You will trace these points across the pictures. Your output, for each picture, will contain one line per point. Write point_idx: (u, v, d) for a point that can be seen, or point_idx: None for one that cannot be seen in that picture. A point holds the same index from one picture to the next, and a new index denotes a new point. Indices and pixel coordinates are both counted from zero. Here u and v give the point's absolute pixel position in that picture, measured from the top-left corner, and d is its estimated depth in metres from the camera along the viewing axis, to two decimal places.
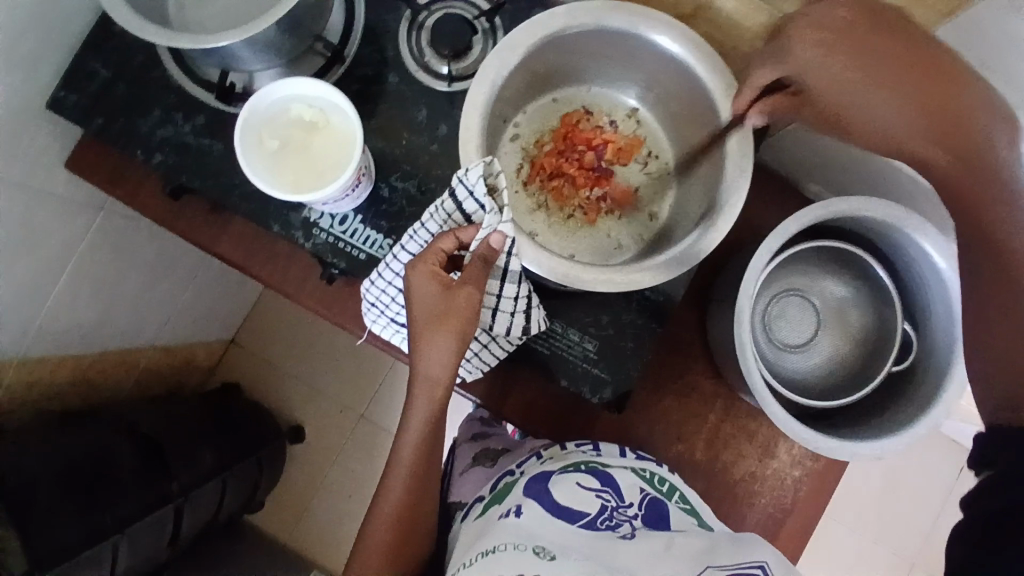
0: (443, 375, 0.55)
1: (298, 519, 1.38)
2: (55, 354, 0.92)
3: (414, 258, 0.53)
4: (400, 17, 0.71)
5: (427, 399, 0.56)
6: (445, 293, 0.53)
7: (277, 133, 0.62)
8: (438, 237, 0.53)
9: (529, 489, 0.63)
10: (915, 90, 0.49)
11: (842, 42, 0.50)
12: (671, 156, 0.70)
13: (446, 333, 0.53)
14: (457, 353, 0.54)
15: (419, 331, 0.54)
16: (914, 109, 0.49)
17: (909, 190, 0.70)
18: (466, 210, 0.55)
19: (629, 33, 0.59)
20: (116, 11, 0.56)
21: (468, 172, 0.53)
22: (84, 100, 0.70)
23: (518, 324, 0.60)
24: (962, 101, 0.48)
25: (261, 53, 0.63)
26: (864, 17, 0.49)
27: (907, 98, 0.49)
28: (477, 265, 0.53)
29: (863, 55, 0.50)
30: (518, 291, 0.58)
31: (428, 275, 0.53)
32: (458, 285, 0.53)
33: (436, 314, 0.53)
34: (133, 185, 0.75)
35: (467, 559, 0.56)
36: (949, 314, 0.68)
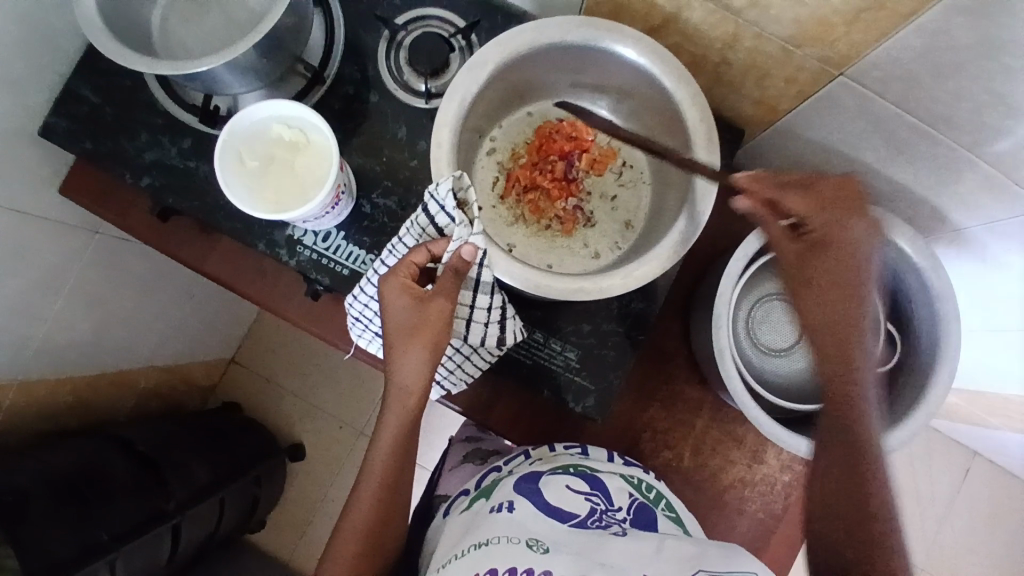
0: (416, 382, 0.57)
1: (298, 535, 1.38)
2: (52, 375, 0.94)
3: (387, 271, 0.55)
4: (379, 38, 0.72)
5: (399, 406, 0.58)
6: (417, 305, 0.54)
7: (257, 152, 0.64)
8: (410, 251, 0.55)
9: (520, 486, 0.63)
10: (840, 285, 0.55)
11: (839, 208, 0.55)
12: (646, 165, 0.71)
13: (420, 343, 0.55)
14: (432, 362, 0.55)
15: (394, 340, 0.56)
16: (830, 305, 0.55)
17: (888, 194, 0.71)
18: (438, 223, 0.57)
19: (597, 47, 0.61)
20: (95, 38, 0.58)
21: (438, 186, 0.55)
22: (72, 125, 0.72)
23: (492, 334, 0.62)
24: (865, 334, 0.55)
25: (242, 77, 0.64)
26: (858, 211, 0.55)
27: (829, 286, 0.55)
28: (449, 276, 0.54)
29: (847, 235, 0.55)
30: (491, 302, 0.60)
31: (400, 288, 0.54)
32: (430, 297, 0.54)
33: (409, 324, 0.55)
34: (121, 207, 0.76)
35: (458, 551, 0.58)
36: (932, 316, 0.68)
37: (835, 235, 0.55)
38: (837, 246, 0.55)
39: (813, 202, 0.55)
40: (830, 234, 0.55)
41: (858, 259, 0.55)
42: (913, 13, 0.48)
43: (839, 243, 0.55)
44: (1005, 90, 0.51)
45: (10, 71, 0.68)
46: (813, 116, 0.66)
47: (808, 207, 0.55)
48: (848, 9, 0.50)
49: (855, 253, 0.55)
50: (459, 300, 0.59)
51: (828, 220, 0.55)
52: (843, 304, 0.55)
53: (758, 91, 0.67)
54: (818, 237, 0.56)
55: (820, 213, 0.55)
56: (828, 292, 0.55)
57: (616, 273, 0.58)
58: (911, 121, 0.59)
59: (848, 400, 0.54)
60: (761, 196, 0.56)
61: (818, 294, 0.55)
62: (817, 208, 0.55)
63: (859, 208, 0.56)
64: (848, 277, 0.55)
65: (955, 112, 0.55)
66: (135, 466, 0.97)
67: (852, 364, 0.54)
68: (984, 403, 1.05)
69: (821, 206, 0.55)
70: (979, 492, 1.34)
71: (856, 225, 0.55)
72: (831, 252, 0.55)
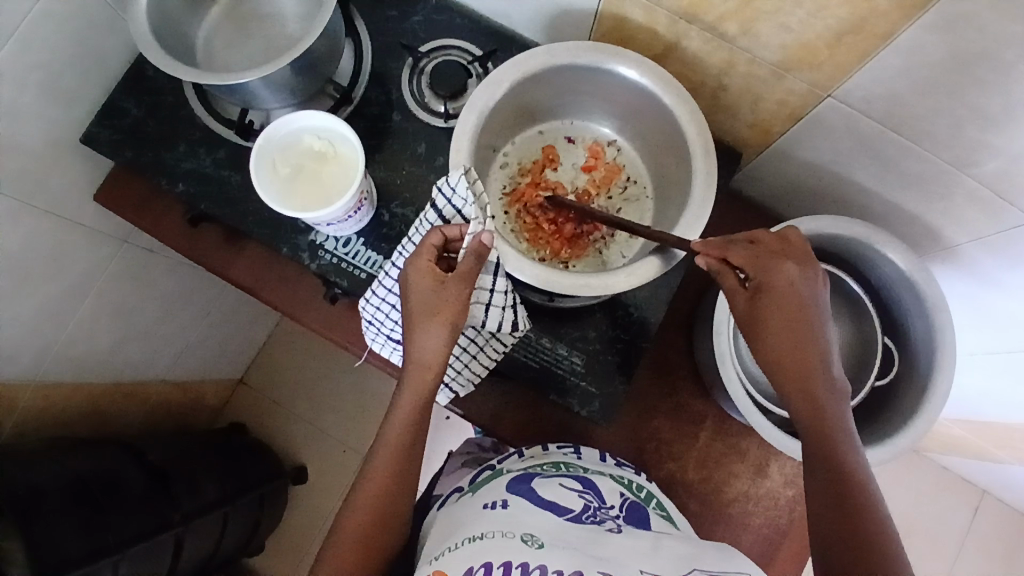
0: (432, 359, 0.59)
1: (296, 561, 1.36)
2: (70, 380, 0.96)
3: (410, 255, 0.60)
4: (404, 64, 0.79)
5: (415, 382, 0.60)
6: (438, 287, 0.58)
7: (290, 160, 0.69)
8: (428, 234, 0.60)
9: (514, 485, 0.64)
10: (793, 332, 0.58)
11: (777, 259, 0.59)
12: (648, 180, 0.77)
13: (439, 322, 0.58)
14: (451, 340, 0.59)
15: (415, 318, 0.59)
16: (788, 355, 0.59)
17: (880, 212, 0.75)
18: (445, 215, 0.64)
19: (605, 69, 0.66)
20: (148, 50, 0.64)
21: (450, 176, 0.62)
22: (116, 135, 0.78)
23: (507, 319, 0.66)
24: (823, 372, 0.59)
25: (277, 93, 0.70)
26: (792, 257, 0.60)
27: (785, 336, 0.58)
28: (469, 260, 0.58)
29: (785, 280, 0.58)
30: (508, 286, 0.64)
31: (424, 270, 0.59)
32: (450, 280, 0.58)
33: (428, 303, 0.58)
34: (156, 214, 0.81)
35: (451, 544, 0.57)
36: (928, 330, 0.70)
37: (775, 281, 0.59)
38: (781, 299, 0.58)
39: (757, 257, 0.59)
40: (772, 286, 0.59)
41: (803, 303, 0.58)
42: (892, 33, 0.53)
43: (782, 290, 0.58)
44: (977, 104, 0.55)
45: (66, 84, 0.74)
46: (807, 137, 0.70)
47: (750, 263, 0.59)
48: (831, 31, 0.56)
49: (799, 297, 0.58)
50: (479, 285, 0.63)
51: (772, 273, 0.59)
52: (797, 351, 0.59)
53: (752, 114, 0.72)
54: (761, 289, 0.59)
55: (761, 267, 0.59)
56: (781, 340, 0.59)
57: (619, 274, 0.62)
58: (896, 140, 0.63)
59: (821, 434, 0.58)
60: (713, 258, 0.60)
61: (775, 346, 0.59)
62: (759, 262, 0.59)
63: (795, 256, 0.60)
64: (795, 322, 0.58)
65: (936, 129, 0.60)
66: (149, 478, 0.98)
67: (822, 409, 0.59)
68: (990, 435, 1.05)
69: (762, 260, 0.59)
70: (988, 534, 1.32)
71: (795, 272, 0.59)
72: (775, 302, 0.58)
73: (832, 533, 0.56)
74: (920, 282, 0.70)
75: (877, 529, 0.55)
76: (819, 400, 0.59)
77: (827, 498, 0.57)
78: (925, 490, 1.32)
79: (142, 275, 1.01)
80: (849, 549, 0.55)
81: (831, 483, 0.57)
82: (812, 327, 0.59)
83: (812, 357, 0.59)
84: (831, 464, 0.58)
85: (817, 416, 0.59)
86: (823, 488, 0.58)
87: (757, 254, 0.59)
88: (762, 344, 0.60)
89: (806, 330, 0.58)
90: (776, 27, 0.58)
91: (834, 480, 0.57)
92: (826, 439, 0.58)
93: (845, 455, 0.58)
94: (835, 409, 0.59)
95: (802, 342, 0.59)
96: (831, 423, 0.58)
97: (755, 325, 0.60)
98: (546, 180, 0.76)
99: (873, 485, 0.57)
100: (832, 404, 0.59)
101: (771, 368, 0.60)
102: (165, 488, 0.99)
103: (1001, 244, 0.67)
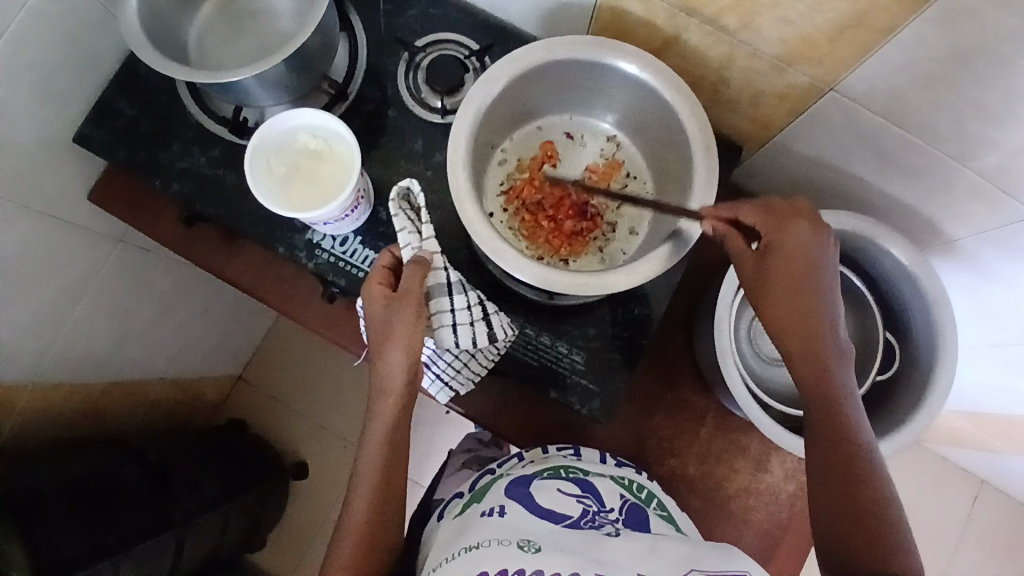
0: (397, 380, 0.61)
1: (298, 557, 1.37)
2: (69, 381, 0.96)
3: (364, 286, 0.63)
4: (400, 59, 0.77)
5: (385, 406, 0.62)
6: (389, 306, 0.61)
7: (285, 158, 0.68)
8: (375, 261, 0.63)
9: (511, 490, 0.64)
10: (801, 297, 0.58)
11: (787, 222, 0.59)
12: (648, 176, 0.76)
13: (394, 344, 0.60)
14: (411, 359, 0.61)
15: (376, 344, 0.62)
16: (793, 317, 0.58)
17: (881, 206, 0.74)
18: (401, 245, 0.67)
19: (604, 65, 0.65)
20: (139, 49, 0.63)
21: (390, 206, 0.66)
22: (108, 135, 0.77)
23: (479, 331, 0.66)
24: (827, 339, 0.58)
25: (271, 91, 0.69)
26: (804, 219, 0.59)
27: (791, 301, 0.58)
28: (415, 277, 0.61)
29: (794, 243, 0.58)
30: (469, 300, 0.66)
31: (375, 293, 0.61)
32: (398, 298, 0.60)
33: (383, 324, 0.61)
34: (151, 214, 0.80)
35: (450, 553, 0.57)
36: (929, 325, 0.70)
37: (783, 244, 0.58)
38: (790, 262, 0.58)
39: (766, 219, 0.59)
40: (779, 250, 0.58)
41: (812, 268, 0.58)
42: (893, 29, 0.53)
43: (791, 254, 0.58)
44: (978, 99, 0.55)
45: (58, 83, 0.73)
46: (807, 131, 0.70)
47: (760, 226, 0.59)
48: (831, 25, 0.55)
49: (808, 261, 0.58)
50: (439, 307, 0.64)
51: (782, 236, 0.58)
52: (804, 315, 0.58)
53: (753, 108, 0.71)
54: (769, 252, 0.59)
55: (769, 231, 0.59)
56: (786, 304, 0.58)
57: (619, 271, 0.61)
58: (898, 133, 0.62)
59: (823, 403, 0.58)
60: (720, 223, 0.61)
61: (782, 310, 0.58)
62: (769, 224, 0.59)
63: (809, 218, 0.59)
64: (803, 287, 0.58)
65: (938, 123, 0.59)
66: (148, 477, 0.98)
67: (825, 375, 0.58)
68: (990, 427, 1.05)
69: (773, 222, 0.59)
70: (988, 524, 1.33)
71: (803, 236, 0.58)
72: (783, 266, 0.58)
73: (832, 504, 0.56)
74: (923, 278, 0.69)
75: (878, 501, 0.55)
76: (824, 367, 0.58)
77: (827, 470, 0.57)
78: (929, 479, 1.33)
79: (139, 274, 1.00)
80: (846, 521, 0.55)
81: (834, 455, 0.57)
82: (820, 291, 0.58)
83: (818, 324, 0.58)
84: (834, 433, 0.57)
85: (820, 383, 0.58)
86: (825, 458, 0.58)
87: (767, 217, 0.59)
88: (767, 306, 0.59)
89: (817, 294, 0.58)
90: (776, 22, 0.57)
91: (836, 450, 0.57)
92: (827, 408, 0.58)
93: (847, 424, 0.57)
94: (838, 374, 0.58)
95: (810, 307, 0.58)
96: (834, 391, 0.58)
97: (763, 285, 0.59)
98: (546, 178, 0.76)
99: (874, 459, 0.57)
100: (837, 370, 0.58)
101: (774, 332, 0.59)
102: (165, 486, 0.99)
103: (1002, 239, 0.67)
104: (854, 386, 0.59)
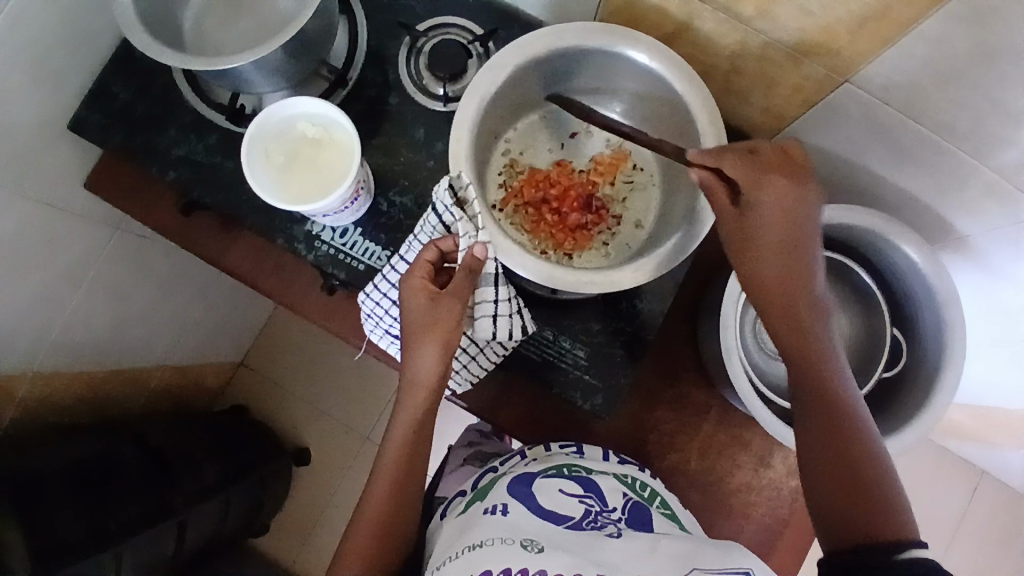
0: (427, 381, 0.60)
1: (300, 541, 1.38)
2: (68, 369, 0.95)
3: (405, 273, 0.59)
4: (401, 44, 0.75)
5: (411, 401, 0.61)
6: (432, 304, 0.58)
7: (283, 147, 0.67)
8: (422, 251, 0.59)
9: (514, 488, 0.64)
10: (787, 251, 0.58)
11: (768, 171, 0.58)
12: (655, 168, 0.74)
13: (433, 341, 0.58)
14: (445, 357, 0.59)
15: (411, 336, 0.59)
16: (775, 266, 0.58)
17: (894, 202, 0.72)
18: (446, 221, 0.61)
19: (613, 53, 0.63)
20: (133, 34, 0.61)
21: (440, 187, 0.59)
22: (104, 120, 0.75)
23: (516, 326, 0.64)
24: (806, 291, 0.58)
25: (270, 76, 0.67)
26: (784, 172, 0.58)
27: (777, 254, 0.58)
28: (463, 275, 0.58)
29: (773, 193, 0.58)
30: (509, 294, 0.63)
31: (418, 287, 0.59)
32: (443, 297, 0.58)
33: (424, 321, 0.58)
34: (148, 201, 0.79)
35: (452, 552, 0.57)
36: (938, 324, 0.69)
37: (766, 195, 0.58)
38: (773, 211, 0.58)
39: (749, 168, 0.58)
40: (765, 203, 0.58)
41: (797, 222, 0.58)
42: (916, 21, 0.50)
43: (773, 205, 0.57)
44: (1001, 96, 0.52)
45: (51, 66, 0.71)
46: (820, 123, 0.68)
47: (743, 175, 0.58)
48: (852, 16, 0.53)
49: (796, 215, 0.58)
50: (481, 297, 0.61)
51: (764, 186, 0.57)
52: (789, 267, 0.58)
53: (766, 99, 0.69)
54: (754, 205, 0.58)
55: (755, 182, 0.58)
56: (766, 254, 0.58)
57: (626, 268, 0.61)
58: (914, 128, 0.61)
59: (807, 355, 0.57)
60: (705, 171, 0.59)
61: (766, 262, 0.58)
62: (752, 173, 0.58)
63: (790, 172, 0.58)
64: (783, 237, 0.58)
65: (957, 120, 0.57)
66: (148, 461, 0.97)
67: (808, 326, 0.58)
68: (990, 421, 1.05)
69: (754, 172, 0.58)
70: (984, 515, 1.33)
71: (790, 189, 0.58)
72: (772, 219, 0.58)
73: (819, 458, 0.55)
74: (934, 276, 0.68)
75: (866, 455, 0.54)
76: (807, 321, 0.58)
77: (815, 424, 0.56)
78: (931, 475, 1.32)
79: (137, 261, 0.99)
80: (838, 476, 0.54)
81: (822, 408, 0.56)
82: (805, 244, 0.58)
83: (802, 275, 0.58)
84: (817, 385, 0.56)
85: (802, 334, 0.57)
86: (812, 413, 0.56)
87: (750, 166, 0.58)
88: (750, 256, 0.58)
89: (800, 248, 0.58)
90: (794, 11, 0.55)
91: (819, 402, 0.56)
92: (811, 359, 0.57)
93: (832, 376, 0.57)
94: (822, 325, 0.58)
95: (790, 258, 0.58)
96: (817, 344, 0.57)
97: (748, 236, 0.58)
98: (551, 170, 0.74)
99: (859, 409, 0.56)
100: (822, 322, 0.58)
101: (757, 284, 0.59)
102: (166, 471, 0.99)
103: (1017, 238, 0.65)
104: (835, 338, 0.58)
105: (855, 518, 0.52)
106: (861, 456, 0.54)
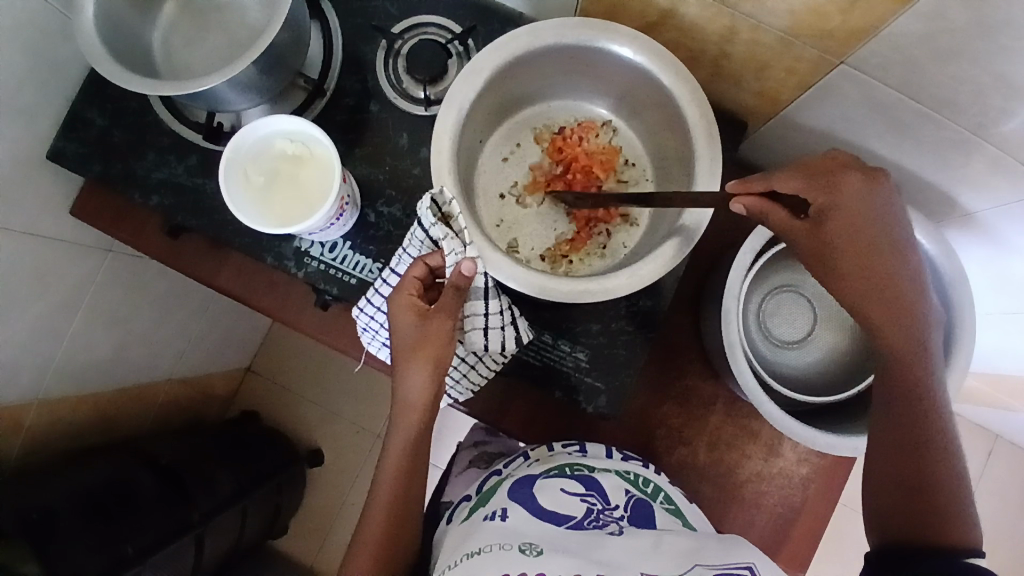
0: (419, 400, 0.59)
1: (320, 542, 1.39)
2: (72, 394, 0.95)
3: (393, 291, 0.59)
4: (378, 48, 0.73)
5: (405, 421, 0.60)
6: (421, 322, 0.57)
7: (263, 167, 0.65)
8: (410, 267, 0.59)
9: (514, 493, 0.64)
10: (866, 263, 0.54)
11: (835, 182, 0.54)
12: (648, 162, 0.73)
13: (423, 362, 0.57)
14: (436, 377, 0.58)
15: (400, 355, 0.59)
16: (862, 290, 0.54)
17: (897, 179, 0.70)
18: (432, 236, 0.59)
19: (596, 48, 0.62)
20: (98, 62, 0.60)
21: (422, 202, 0.58)
22: (82, 148, 0.73)
23: (509, 337, 0.63)
24: (906, 310, 0.54)
25: (245, 94, 0.65)
26: (854, 179, 0.54)
27: (855, 262, 0.54)
28: (451, 292, 0.57)
29: (847, 202, 0.53)
30: (501, 305, 0.62)
31: (405, 304, 0.58)
32: (432, 315, 0.57)
33: (413, 340, 0.57)
34: (135, 226, 0.78)
35: (452, 561, 0.57)
36: (946, 305, 0.67)
37: (838, 206, 0.53)
38: (852, 229, 0.53)
39: (812, 185, 0.54)
40: (835, 211, 0.53)
41: (876, 224, 0.54)
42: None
43: (846, 215, 0.53)
44: (1004, 70, 0.50)
45: (25, 99, 0.69)
46: (816, 104, 0.65)
47: (804, 191, 0.54)
48: None
49: (870, 213, 0.53)
50: (472, 310, 0.61)
51: (837, 199, 0.53)
52: (875, 281, 0.54)
53: (758, 82, 0.67)
54: (825, 214, 0.54)
55: (819, 190, 0.54)
56: (844, 278, 0.54)
57: (621, 275, 0.60)
58: (916, 108, 0.58)
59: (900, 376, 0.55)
60: (753, 200, 0.55)
61: (849, 276, 0.54)
62: (815, 189, 0.54)
63: (856, 172, 0.54)
64: (857, 260, 0.54)
65: (957, 95, 0.54)
66: (162, 480, 0.98)
67: (909, 335, 0.54)
68: (1005, 387, 1.02)
69: (817, 185, 0.54)
70: (1000, 479, 1.32)
71: (861, 187, 0.54)
72: (843, 228, 0.53)
73: (888, 476, 0.55)
74: (938, 257, 0.65)
75: (944, 474, 0.53)
76: (911, 329, 0.54)
77: (896, 441, 0.54)
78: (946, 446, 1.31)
79: (133, 282, 0.98)
80: (914, 496, 0.53)
81: (912, 426, 0.54)
82: (884, 247, 0.54)
83: (895, 285, 0.54)
84: (906, 401, 0.54)
85: (908, 345, 0.54)
86: (894, 428, 0.55)
87: (811, 182, 0.54)
88: (833, 278, 0.55)
89: (882, 253, 0.54)
90: None
91: (904, 418, 0.54)
92: (908, 375, 0.54)
93: (928, 389, 0.54)
94: (924, 335, 0.54)
95: (872, 282, 0.54)
96: (920, 359, 0.54)
97: (829, 257, 0.54)
98: (553, 165, 0.73)
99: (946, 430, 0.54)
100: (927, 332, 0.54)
101: (849, 303, 0.55)
102: (181, 489, 0.99)
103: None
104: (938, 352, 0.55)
105: (923, 526, 0.52)
106: (941, 474, 0.53)
